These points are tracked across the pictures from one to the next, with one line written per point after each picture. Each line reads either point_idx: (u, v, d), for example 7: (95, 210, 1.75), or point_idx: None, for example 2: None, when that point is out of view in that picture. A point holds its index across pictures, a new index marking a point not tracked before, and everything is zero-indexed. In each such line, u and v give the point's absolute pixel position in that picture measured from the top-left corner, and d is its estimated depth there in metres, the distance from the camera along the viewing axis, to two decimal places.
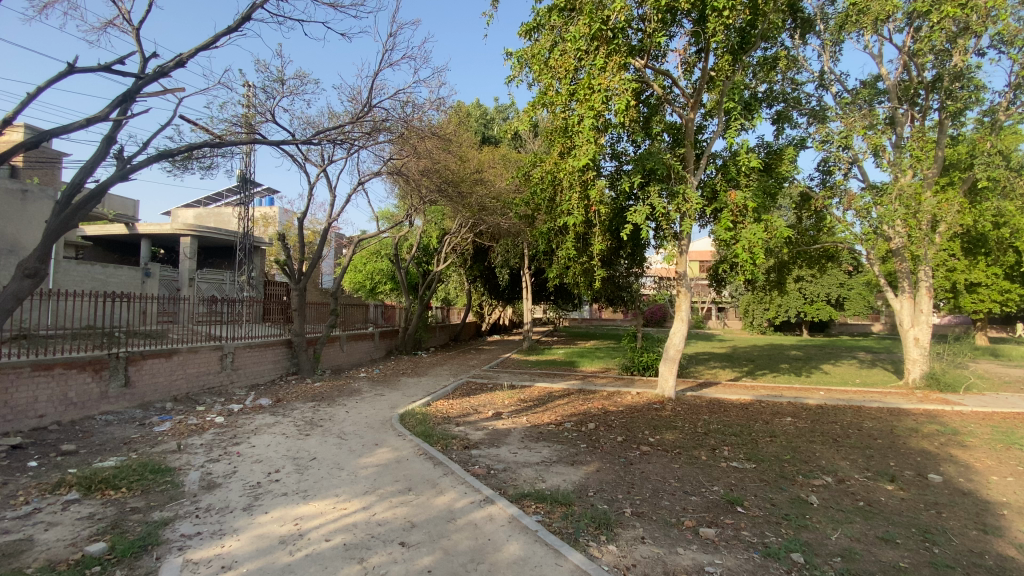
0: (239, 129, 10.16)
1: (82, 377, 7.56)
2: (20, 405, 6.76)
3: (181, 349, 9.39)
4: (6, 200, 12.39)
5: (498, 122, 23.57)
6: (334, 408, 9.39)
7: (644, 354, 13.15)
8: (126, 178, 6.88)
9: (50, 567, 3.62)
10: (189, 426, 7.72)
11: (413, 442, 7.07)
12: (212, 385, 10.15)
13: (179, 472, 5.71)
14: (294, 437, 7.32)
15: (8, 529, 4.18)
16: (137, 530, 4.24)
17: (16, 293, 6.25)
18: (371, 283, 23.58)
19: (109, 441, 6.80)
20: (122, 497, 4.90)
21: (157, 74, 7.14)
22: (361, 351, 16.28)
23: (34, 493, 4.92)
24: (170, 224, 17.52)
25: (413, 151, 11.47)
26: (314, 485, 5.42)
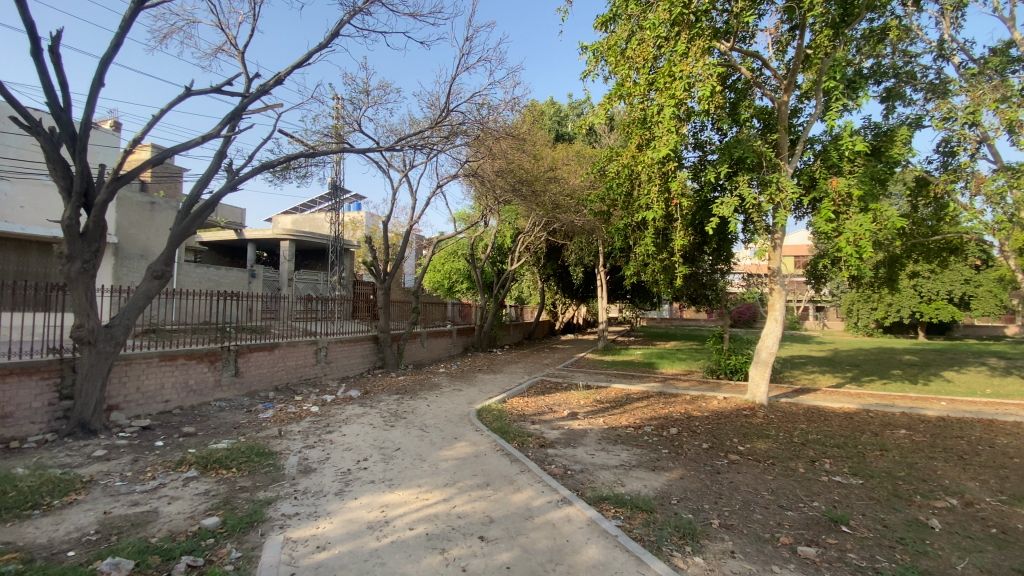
0: (329, 140, 10.91)
1: (200, 367, 8.47)
2: (151, 391, 7.70)
3: (281, 343, 10.25)
4: (138, 212, 14.22)
5: (573, 119, 23.33)
6: (415, 401, 9.78)
7: (731, 356, 12.37)
8: (235, 189, 7.63)
9: (172, 537, 4.07)
10: (289, 414, 8.39)
11: (490, 438, 7.16)
12: (309, 376, 11.01)
13: (280, 456, 6.21)
14: (380, 428, 7.71)
15: (140, 500, 4.76)
16: (245, 507, 4.65)
17: (146, 293, 7.13)
18: (449, 282, 24.29)
19: (222, 425, 7.56)
20: (232, 476, 5.41)
21: (260, 92, 7.87)
22: (440, 347, 16.83)
23: (161, 469, 5.57)
24: (271, 230, 19.23)
25: (488, 152, 11.64)
26: (398, 474, 5.65)
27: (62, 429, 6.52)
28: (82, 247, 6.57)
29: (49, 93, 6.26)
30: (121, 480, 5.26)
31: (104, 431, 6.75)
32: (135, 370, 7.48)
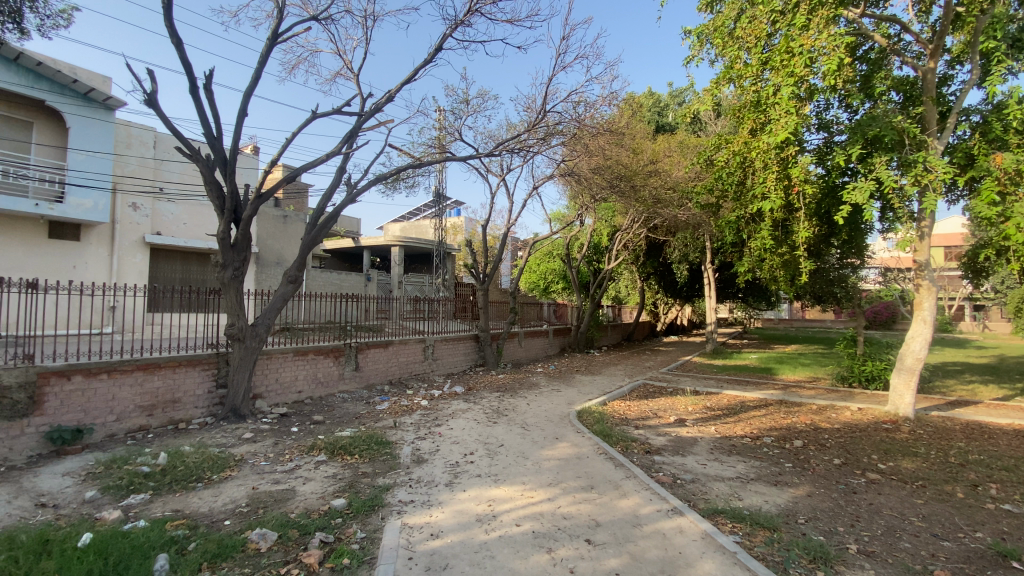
0: (434, 150, 11.51)
1: (326, 362, 9.39)
2: (287, 382, 8.68)
3: (395, 341, 11.02)
4: (274, 224, 16.13)
5: (673, 108, 22.33)
6: (516, 400, 9.94)
7: (866, 363, 10.99)
8: (354, 201, 8.34)
9: (307, 514, 4.53)
10: (401, 406, 8.98)
11: (593, 440, 7.04)
12: (418, 372, 11.73)
13: (396, 445, 6.65)
14: (484, 424, 7.95)
15: (280, 479, 5.37)
16: (367, 492, 5.04)
17: (284, 296, 8.04)
18: (545, 283, 24.33)
19: (345, 415, 8.29)
20: (356, 462, 5.91)
21: (373, 110, 8.53)
22: (538, 347, 16.99)
23: (296, 452, 6.24)
24: (383, 237, 20.78)
25: (585, 150, 11.51)
26: (503, 470, 5.77)
27: (220, 413, 7.59)
28: (233, 256, 7.56)
29: (205, 125, 7.30)
30: (265, 460, 5.98)
31: (251, 416, 7.75)
32: (275, 363, 8.46)
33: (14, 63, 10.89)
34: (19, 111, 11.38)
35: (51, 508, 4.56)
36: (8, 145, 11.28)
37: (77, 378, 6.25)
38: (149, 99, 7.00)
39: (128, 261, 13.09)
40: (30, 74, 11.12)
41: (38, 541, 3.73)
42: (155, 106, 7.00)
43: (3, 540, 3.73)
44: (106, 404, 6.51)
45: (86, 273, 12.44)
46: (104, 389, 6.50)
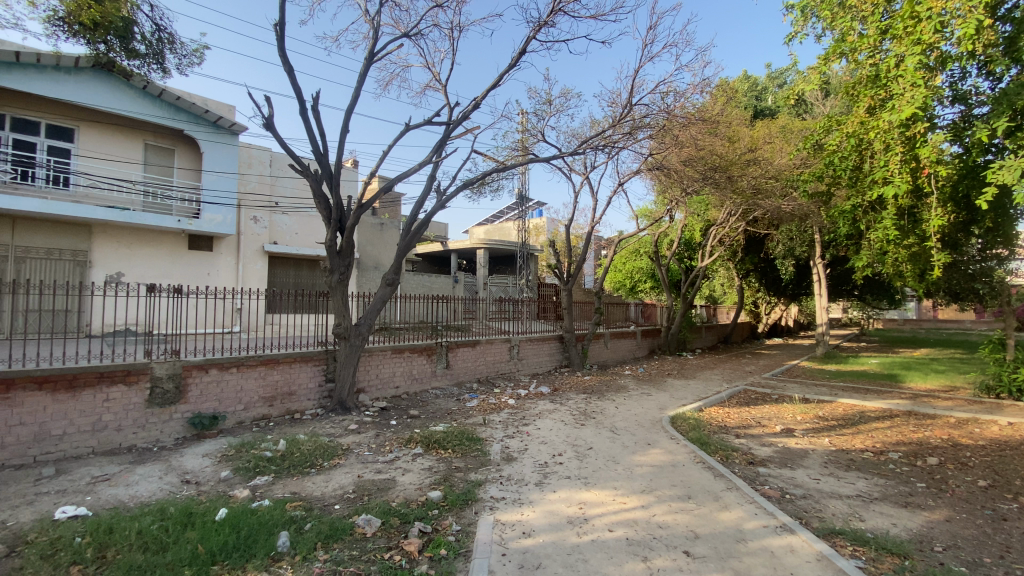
0: (518, 153, 11.64)
1: (420, 360, 9.86)
2: (386, 377, 9.24)
3: (482, 340, 11.30)
4: (372, 231, 17.27)
5: (772, 91, 20.77)
6: (604, 402, 9.75)
7: (1020, 370, 9.36)
8: (443, 206, 8.68)
9: (407, 503, 4.78)
10: (490, 404, 9.18)
11: (689, 448, 6.70)
12: (505, 371, 11.94)
13: (486, 443, 6.81)
14: (572, 425, 7.89)
15: (382, 469, 5.72)
16: (461, 486, 5.21)
17: (382, 298, 8.55)
18: (630, 282, 23.59)
19: (438, 411, 8.65)
20: (449, 456, 6.15)
21: (461, 119, 8.83)
22: (625, 349, 16.56)
23: (396, 444, 6.62)
24: (469, 240, 21.42)
25: (675, 141, 11.02)
26: (594, 474, 5.68)
27: (328, 406, 8.28)
28: (338, 262, 8.20)
29: (314, 143, 7.99)
30: (368, 450, 6.41)
31: (355, 409, 8.36)
32: (375, 360, 9.04)
33: (158, 98, 12.66)
34: (163, 140, 13.21)
35: (194, 484, 5.24)
36: (157, 170, 13.14)
37: (212, 371, 7.11)
38: (267, 122, 7.79)
39: (250, 268, 14.71)
40: (171, 107, 12.87)
41: (185, 513, 4.29)
42: (272, 128, 7.80)
43: (158, 511, 4.34)
44: (236, 394, 7.35)
45: (217, 279, 14.15)
46: (234, 380, 7.33)
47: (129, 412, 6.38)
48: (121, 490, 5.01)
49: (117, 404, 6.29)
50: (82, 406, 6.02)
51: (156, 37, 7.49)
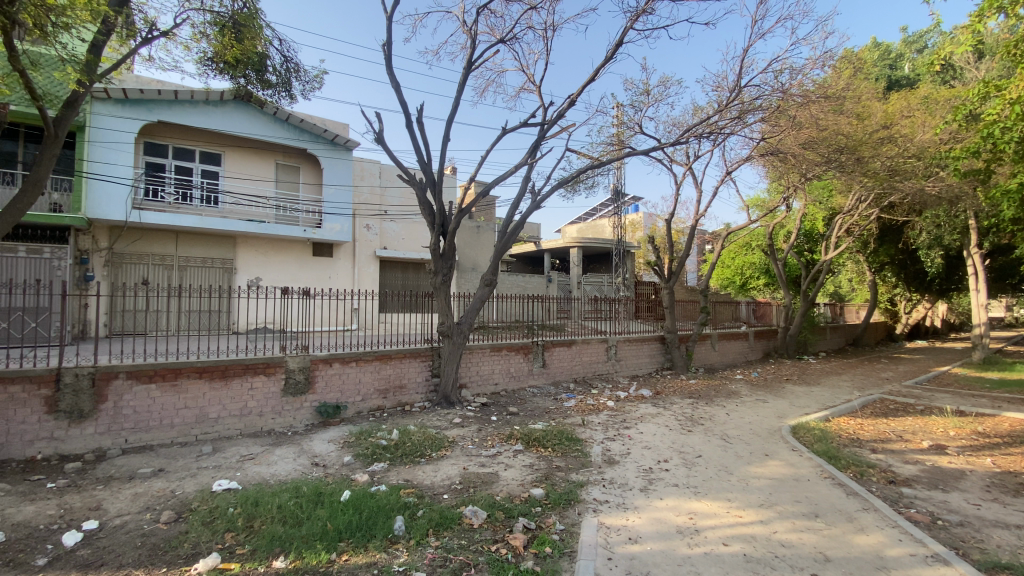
0: (613, 148, 11.36)
1: (518, 358, 10.02)
2: (485, 375, 9.51)
3: (578, 340, 11.18)
4: (469, 234, 17.91)
5: (910, 57, 18.17)
6: (713, 408, 9.16)
7: None
8: (539, 207, 8.74)
9: (510, 498, 4.87)
10: (589, 405, 9.07)
11: (813, 461, 6.05)
12: (602, 372, 11.73)
13: (587, 443, 6.73)
14: (678, 431, 7.52)
15: (485, 463, 5.90)
16: (563, 486, 5.20)
17: (482, 297, 8.81)
18: (740, 278, 21.92)
19: (537, 409, 8.73)
20: (550, 455, 6.16)
21: (556, 117, 8.81)
22: (735, 351, 15.45)
23: (498, 440, 6.79)
24: (563, 239, 21.28)
25: (792, 122, 10.05)
26: (704, 483, 5.36)
27: (434, 400, 8.73)
28: (442, 265, 8.60)
29: (419, 153, 8.46)
30: (472, 444, 6.65)
31: (458, 403, 8.73)
32: (475, 357, 9.35)
33: (285, 122, 14.26)
34: (290, 159, 14.82)
35: (322, 467, 5.81)
36: (286, 186, 14.78)
37: (334, 365, 7.82)
38: (378, 137, 8.40)
39: (364, 271, 15.99)
40: (295, 129, 14.41)
41: (315, 492, 4.77)
42: (382, 142, 8.39)
43: (293, 489, 4.86)
44: (354, 386, 8.02)
45: (336, 282, 15.56)
46: (353, 374, 8.00)
47: (269, 400, 7.24)
48: (263, 468, 5.71)
49: (259, 392, 7.17)
50: (232, 393, 6.95)
51: (284, 67, 8.42)
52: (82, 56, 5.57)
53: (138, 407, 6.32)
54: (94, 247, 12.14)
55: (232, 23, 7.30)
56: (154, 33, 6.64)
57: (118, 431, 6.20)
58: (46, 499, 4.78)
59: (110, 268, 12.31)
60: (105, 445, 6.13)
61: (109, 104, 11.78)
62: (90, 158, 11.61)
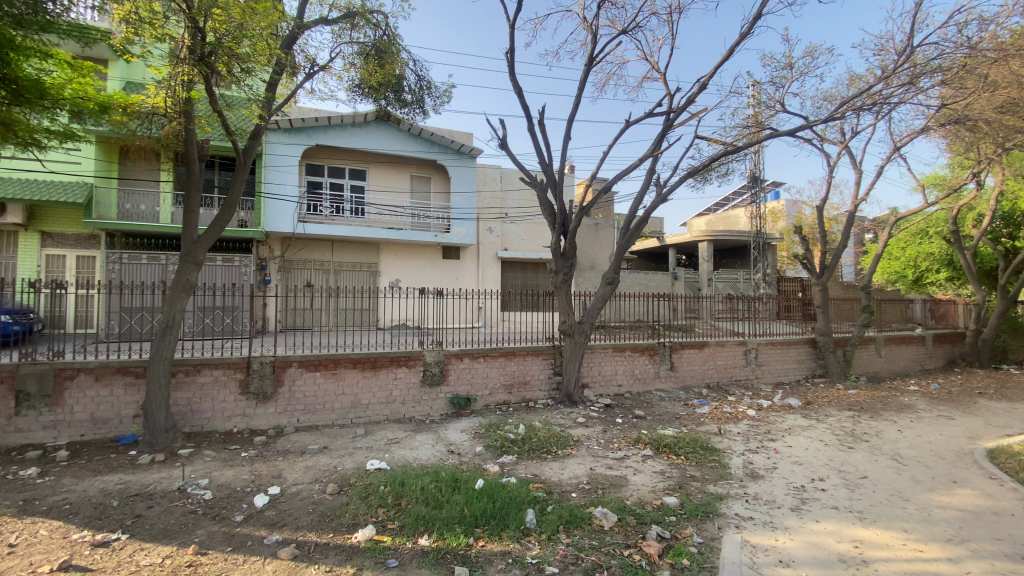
0: (749, 130, 10.39)
1: (643, 359, 9.65)
2: (609, 375, 9.32)
3: (710, 342, 10.44)
4: (588, 232, 17.75)
5: None
6: (880, 423, 7.92)
7: None
8: (665, 200, 8.31)
9: (642, 504, 4.70)
10: (725, 413, 8.40)
11: (1020, 492, 4.92)
12: (739, 378, 10.79)
13: (725, 454, 6.24)
14: (836, 447, 6.62)
15: (613, 465, 5.77)
16: (699, 496, 4.89)
17: (603, 296, 8.62)
18: (913, 273, 18.26)
19: (666, 414, 8.32)
20: (683, 463, 5.83)
21: (684, 105, 8.30)
22: (906, 357, 13.19)
23: (625, 443, 6.61)
24: (690, 233, 19.84)
25: (984, 82, 8.29)
26: (870, 508, 4.64)
27: (557, 398, 8.79)
28: (563, 264, 8.58)
29: (540, 155, 8.57)
30: (598, 445, 6.57)
31: (581, 403, 8.67)
32: (598, 357, 9.20)
33: (418, 136, 15.45)
34: (422, 170, 16.04)
35: (457, 455, 6.19)
36: (419, 196, 16.04)
37: (465, 360, 8.29)
38: (502, 142, 8.70)
39: (488, 272, 16.71)
40: (427, 142, 15.54)
41: (453, 478, 5.09)
42: (506, 147, 8.66)
43: (433, 473, 5.24)
44: (482, 381, 8.40)
45: (463, 283, 16.50)
46: (481, 369, 8.39)
47: (410, 390, 7.91)
48: (407, 452, 6.26)
49: (402, 382, 7.86)
50: (379, 382, 7.72)
51: (419, 86, 9.13)
52: (263, 94, 6.59)
53: (306, 392, 7.33)
54: (271, 255, 14.38)
55: (375, 50, 8.18)
56: (314, 68, 7.61)
57: (291, 411, 7.26)
58: (241, 466, 5.76)
59: (282, 273, 14.50)
60: (282, 422, 7.21)
61: (278, 133, 13.85)
62: (267, 181, 13.78)
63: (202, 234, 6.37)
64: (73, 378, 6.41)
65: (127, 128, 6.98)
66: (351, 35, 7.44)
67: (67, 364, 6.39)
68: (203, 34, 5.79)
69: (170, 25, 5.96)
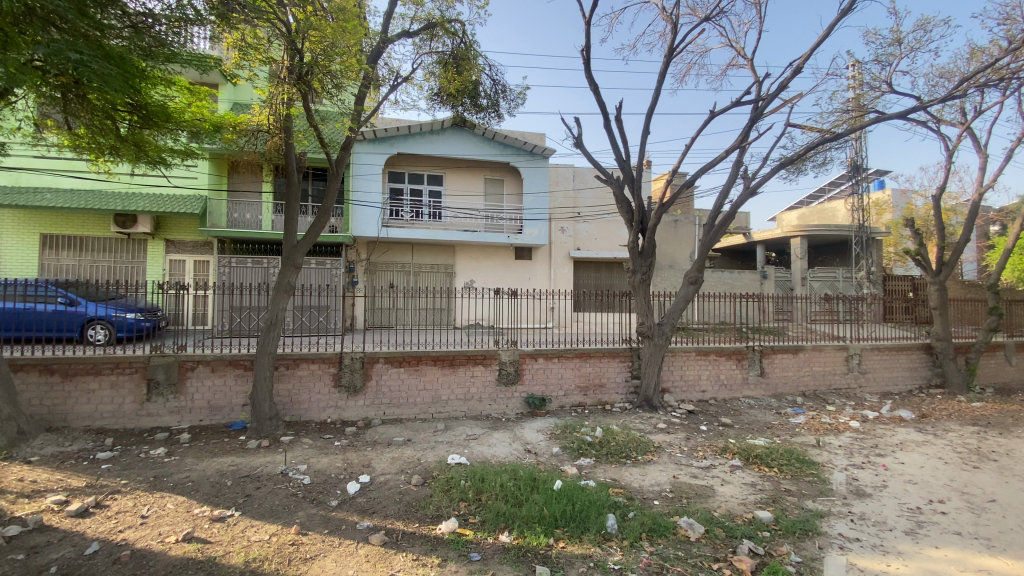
0: (850, 115, 9.50)
1: (729, 364, 9.11)
2: (691, 380, 8.92)
3: (805, 346, 9.65)
4: (667, 230, 17.14)
5: None
6: (1014, 441, 6.90)
7: None
8: (753, 194, 7.82)
9: (731, 516, 4.45)
10: (824, 424, 7.73)
11: None
12: (839, 387, 9.89)
13: (825, 468, 5.74)
14: (959, 466, 5.86)
15: (698, 474, 5.51)
16: (795, 512, 4.53)
17: (685, 296, 8.27)
18: None
19: (755, 423, 7.82)
20: (776, 476, 5.44)
21: (775, 92, 7.76)
22: None
23: (710, 451, 6.29)
24: (781, 228, 18.48)
25: None
26: (1006, 537, 4.06)
27: (635, 401, 8.55)
28: (641, 263, 8.34)
29: (617, 152, 8.39)
30: (681, 452, 6.30)
31: (661, 408, 8.36)
32: (679, 361, 8.83)
33: (492, 140, 15.72)
34: (496, 172, 16.30)
35: (534, 454, 6.22)
36: (493, 198, 16.33)
37: (540, 360, 8.30)
38: (577, 141, 8.62)
39: (561, 272, 16.66)
40: (500, 145, 15.78)
41: (531, 477, 5.11)
42: (581, 146, 8.57)
43: (511, 471, 5.30)
44: (558, 381, 8.38)
45: (537, 283, 16.57)
46: (556, 369, 8.37)
47: (487, 388, 8.06)
48: (486, 449, 6.39)
49: (479, 380, 8.03)
50: (458, 379, 7.95)
51: (494, 90, 9.29)
52: (353, 108, 7.03)
53: (392, 387, 7.71)
54: (358, 257, 15.30)
55: (453, 59, 8.43)
56: (398, 80, 7.99)
57: (378, 404, 7.67)
58: (335, 454, 6.17)
59: (368, 275, 15.37)
60: (370, 415, 7.64)
61: (364, 144, 14.67)
62: (354, 189, 14.67)
63: (301, 239, 6.91)
64: (193, 369, 7.20)
65: (236, 145, 7.73)
66: (431, 46, 7.73)
67: (189, 357, 7.19)
68: (301, 55, 6.26)
69: (272, 49, 6.54)
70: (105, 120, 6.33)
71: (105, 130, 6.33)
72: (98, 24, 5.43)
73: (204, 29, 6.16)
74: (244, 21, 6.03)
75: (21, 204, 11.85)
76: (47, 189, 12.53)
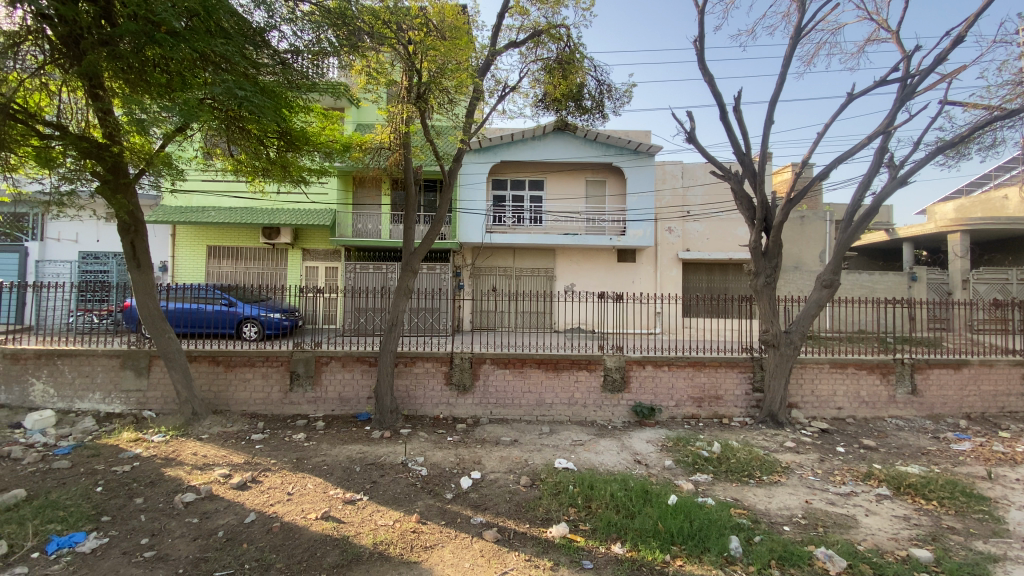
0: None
1: (871, 379, 8.03)
2: (824, 396, 8.01)
3: (971, 361, 8.19)
4: (791, 228, 15.67)
5: None
6: None
7: None
8: (904, 184, 6.84)
9: (878, 552, 3.91)
10: (996, 452, 6.51)
11: None
12: (1016, 411, 8.27)
13: (1000, 506, 4.82)
14: None
15: (836, 501, 4.93)
16: (961, 554, 3.87)
17: (819, 301, 7.45)
18: None
19: (905, 447, 6.81)
20: (935, 511, 4.68)
21: (929, 66, 6.72)
22: None
23: (849, 476, 5.60)
24: (934, 223, 15.91)
25: None
26: None
27: (757, 416, 7.89)
28: (765, 264, 7.68)
29: (735, 145, 7.84)
30: (814, 475, 5.69)
31: (788, 425, 7.62)
32: (810, 373, 7.98)
33: (595, 141, 15.55)
34: (599, 173, 16.06)
35: (644, 465, 6.01)
36: (595, 200, 16.12)
37: (648, 367, 8.01)
38: (689, 137, 8.20)
39: (667, 275, 15.98)
40: (603, 145, 15.54)
41: (643, 489, 4.93)
42: (694, 141, 8.15)
43: (621, 481, 5.16)
44: (668, 390, 8.02)
45: (641, 286, 16.09)
46: (666, 377, 8.01)
47: (591, 394, 7.96)
48: (593, 456, 6.29)
49: (584, 385, 7.96)
50: (562, 383, 7.95)
51: (599, 91, 9.19)
52: (462, 120, 7.36)
53: (499, 387, 7.93)
54: (464, 262, 15.95)
55: (559, 64, 8.48)
56: (505, 90, 8.19)
57: (486, 404, 7.94)
58: (449, 449, 6.49)
59: (473, 278, 16.00)
60: (479, 413, 7.93)
61: (471, 154, 15.37)
62: (462, 198, 15.37)
63: (418, 247, 7.38)
64: (327, 363, 8.02)
65: (363, 162, 8.49)
66: (537, 53, 7.84)
67: (323, 353, 8.02)
68: (419, 74, 6.69)
69: (393, 71, 7.06)
70: (259, 146, 7.31)
71: (258, 154, 7.31)
72: (254, 63, 6.36)
73: (338, 59, 6.97)
74: (370, 47, 6.67)
75: (193, 220, 14.15)
76: (212, 207, 14.83)
